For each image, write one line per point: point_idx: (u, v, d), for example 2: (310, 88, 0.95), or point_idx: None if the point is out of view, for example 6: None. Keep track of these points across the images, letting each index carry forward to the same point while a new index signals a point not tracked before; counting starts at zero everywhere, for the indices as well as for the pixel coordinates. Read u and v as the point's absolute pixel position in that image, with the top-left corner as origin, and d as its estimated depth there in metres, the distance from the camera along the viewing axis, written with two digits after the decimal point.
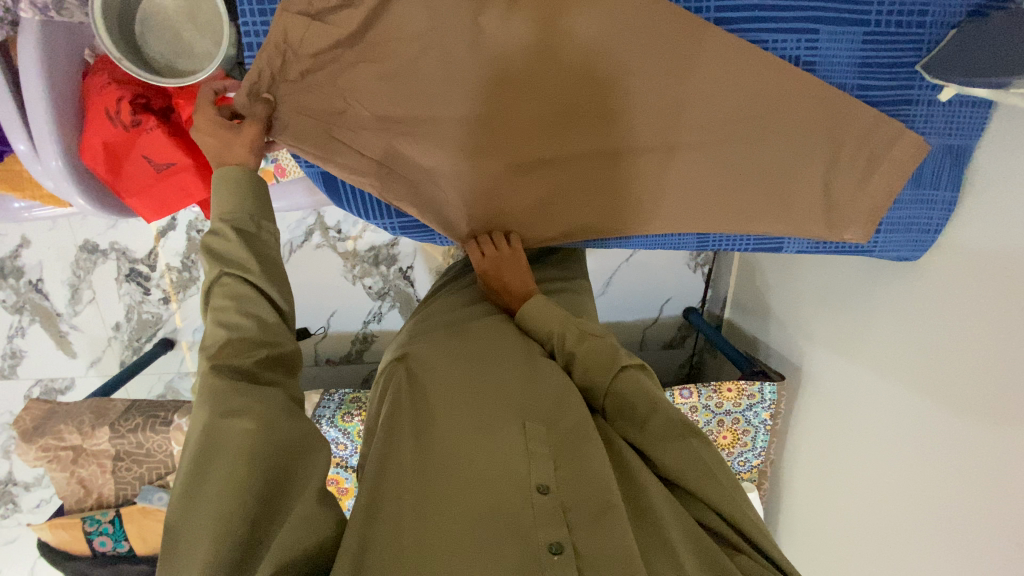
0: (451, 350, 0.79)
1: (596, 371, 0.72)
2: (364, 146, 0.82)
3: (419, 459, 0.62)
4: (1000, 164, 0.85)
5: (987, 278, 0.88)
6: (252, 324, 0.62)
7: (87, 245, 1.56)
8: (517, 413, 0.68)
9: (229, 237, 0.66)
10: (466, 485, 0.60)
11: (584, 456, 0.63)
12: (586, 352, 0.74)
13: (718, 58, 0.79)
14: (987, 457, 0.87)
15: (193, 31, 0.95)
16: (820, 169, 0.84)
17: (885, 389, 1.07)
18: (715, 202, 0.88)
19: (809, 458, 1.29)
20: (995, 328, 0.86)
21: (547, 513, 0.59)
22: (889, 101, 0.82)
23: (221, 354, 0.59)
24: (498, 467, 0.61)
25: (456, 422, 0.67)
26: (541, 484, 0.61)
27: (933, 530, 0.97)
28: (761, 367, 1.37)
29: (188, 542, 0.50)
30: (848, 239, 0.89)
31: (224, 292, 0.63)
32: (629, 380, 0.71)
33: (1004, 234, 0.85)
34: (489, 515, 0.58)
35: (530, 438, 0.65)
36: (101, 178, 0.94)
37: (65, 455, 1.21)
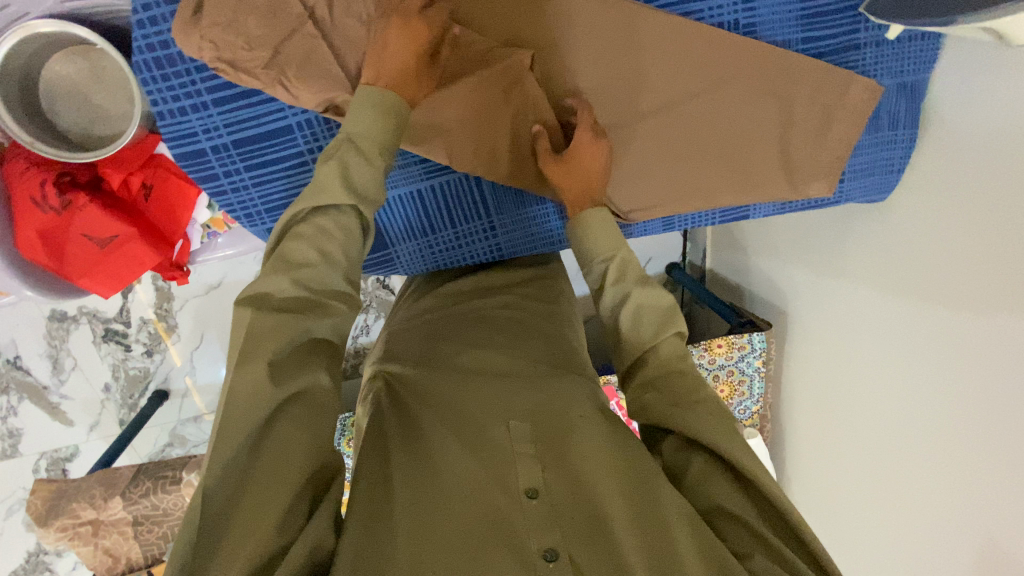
0: (428, 364, 0.77)
1: (653, 325, 0.68)
2: (344, 44, 0.65)
3: (410, 469, 0.60)
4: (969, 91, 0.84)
5: (968, 207, 0.87)
6: (342, 260, 0.57)
7: (55, 314, 1.52)
8: (501, 413, 0.65)
9: (374, 166, 0.61)
10: (456, 494, 0.57)
11: (572, 452, 0.61)
12: (643, 303, 0.69)
13: (656, 37, 0.76)
14: (980, 384, 0.89)
15: (103, 94, 0.89)
16: (777, 131, 0.82)
17: (879, 326, 1.07)
18: (677, 182, 0.84)
19: (810, 397, 1.31)
20: (976, 256, 0.86)
21: (540, 518, 0.55)
22: (836, 48, 0.79)
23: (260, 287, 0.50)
24: (484, 470, 0.59)
25: (442, 431, 0.64)
26: (530, 489, 0.57)
27: (936, 453, 0.99)
28: (748, 317, 1.39)
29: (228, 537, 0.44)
30: (813, 194, 0.86)
31: (337, 219, 0.58)
32: (675, 351, 0.66)
33: (982, 163, 0.84)
34: (481, 524, 0.54)
35: (515, 439, 0.61)
36: (46, 266, 0.90)
37: (85, 530, 1.22)
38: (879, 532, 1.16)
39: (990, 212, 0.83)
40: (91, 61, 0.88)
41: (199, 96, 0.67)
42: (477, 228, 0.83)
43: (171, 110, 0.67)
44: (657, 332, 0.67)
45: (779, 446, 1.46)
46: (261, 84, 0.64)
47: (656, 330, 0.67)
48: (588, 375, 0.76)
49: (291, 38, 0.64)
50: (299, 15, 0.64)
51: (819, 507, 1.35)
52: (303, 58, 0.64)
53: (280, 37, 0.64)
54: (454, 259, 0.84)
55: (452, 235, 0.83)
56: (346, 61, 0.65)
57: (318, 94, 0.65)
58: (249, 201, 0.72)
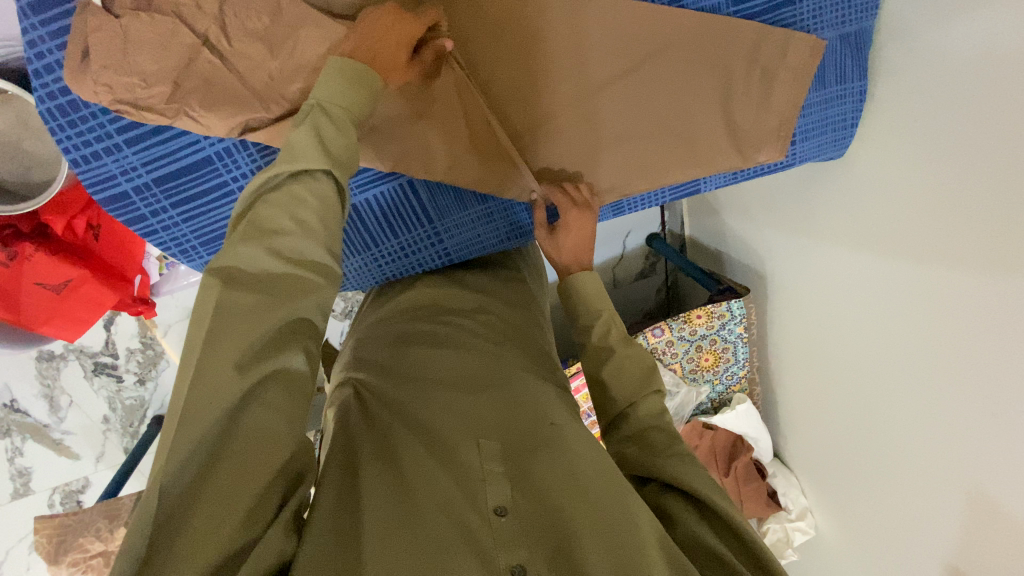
0: (397, 361, 0.69)
1: (635, 379, 0.66)
2: (248, 68, 0.62)
3: (378, 479, 0.52)
4: (915, 35, 0.80)
5: (932, 154, 0.83)
6: (321, 230, 0.48)
7: (43, 354, 1.52)
8: (470, 422, 0.57)
9: (344, 130, 0.53)
10: (420, 505, 0.49)
11: (543, 466, 0.54)
12: (625, 358, 0.68)
13: (579, 17, 0.72)
14: (955, 332, 0.88)
15: (34, 139, 0.88)
16: (718, 100, 0.78)
17: (853, 283, 1.05)
18: (622, 165, 0.81)
19: (795, 358, 1.30)
20: (946, 203, 0.83)
21: (508, 535, 0.47)
22: (770, 7, 0.76)
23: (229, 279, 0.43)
24: (452, 482, 0.51)
25: (409, 439, 0.56)
26: (499, 505, 0.50)
27: (922, 406, 0.98)
28: (727, 283, 1.37)
29: (182, 546, 0.36)
30: (764, 160, 0.83)
31: (311, 186, 0.49)
32: (655, 409, 0.64)
33: (939, 108, 0.80)
34: (443, 539, 0.46)
35: (485, 451, 0.54)
36: (5, 319, 0.90)
37: (96, 562, 1.24)
38: (879, 487, 1.15)
39: (956, 157, 0.80)
40: (14, 109, 0.85)
41: (111, 138, 0.65)
42: (422, 236, 0.82)
43: (85, 156, 0.65)
44: (638, 390, 0.66)
45: (771, 409, 1.46)
46: (168, 119, 0.62)
47: (641, 380, 0.66)
48: (558, 382, 0.70)
49: (189, 68, 0.61)
50: (193, 45, 0.61)
51: (815, 467, 1.35)
52: (205, 87, 0.62)
53: (177, 69, 0.61)
54: (405, 269, 0.85)
55: (396, 246, 0.82)
56: (251, 83, 0.62)
57: (225, 119, 0.63)
58: (181, 237, 0.72)
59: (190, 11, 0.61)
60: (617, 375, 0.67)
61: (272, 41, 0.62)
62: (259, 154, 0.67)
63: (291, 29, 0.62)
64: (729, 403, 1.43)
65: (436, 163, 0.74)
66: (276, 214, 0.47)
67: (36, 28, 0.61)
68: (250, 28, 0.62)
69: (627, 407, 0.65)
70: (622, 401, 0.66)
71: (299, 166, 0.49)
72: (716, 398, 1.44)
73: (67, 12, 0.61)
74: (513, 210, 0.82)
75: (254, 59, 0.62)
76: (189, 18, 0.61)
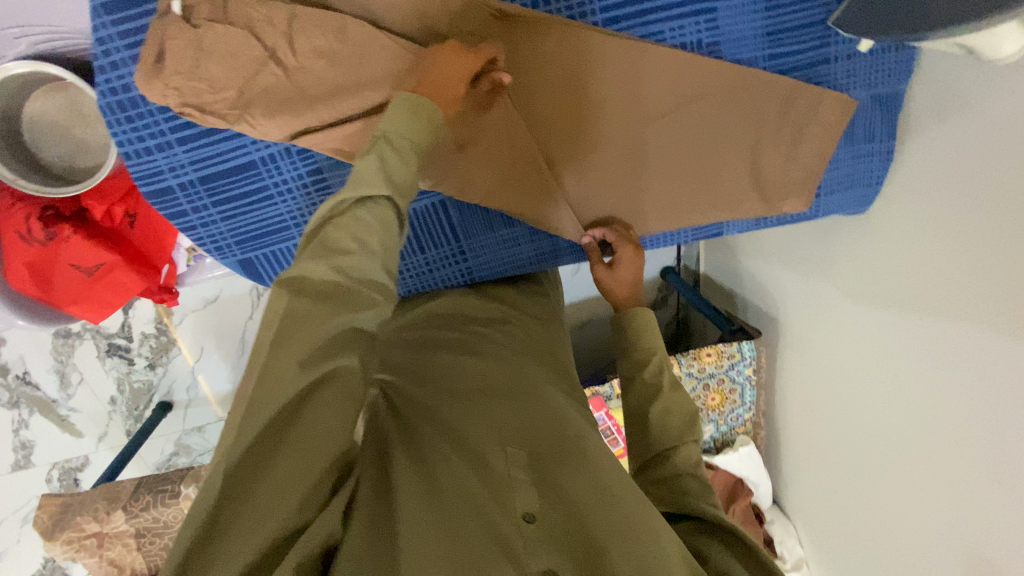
0: (423, 368, 0.70)
1: (678, 426, 0.68)
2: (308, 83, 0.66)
3: (408, 480, 0.53)
4: (940, 103, 0.81)
5: (947, 222, 0.84)
6: (382, 253, 0.50)
7: (61, 331, 1.55)
8: (498, 431, 0.58)
9: (406, 159, 0.55)
10: (450, 507, 0.51)
11: (569, 478, 0.55)
12: (669, 405, 0.70)
13: (623, 57, 0.74)
14: (955, 395, 0.89)
15: (84, 126, 0.92)
16: (748, 149, 0.80)
17: (869, 337, 1.04)
18: (650, 202, 0.82)
19: (801, 406, 1.29)
20: (965, 267, 0.82)
21: (537, 541, 0.49)
22: (805, 65, 0.78)
23: (297, 282, 0.45)
24: (481, 486, 0.52)
25: (437, 441, 0.58)
26: (526, 511, 0.51)
27: (924, 467, 0.98)
28: (739, 325, 1.39)
29: (244, 525, 0.40)
30: (788, 211, 0.85)
31: (373, 211, 0.51)
32: (692, 459, 0.66)
33: (962, 173, 0.80)
34: (476, 541, 0.48)
35: (512, 458, 0.55)
36: (35, 296, 0.93)
37: (90, 542, 1.27)
38: (878, 548, 1.13)
39: (966, 229, 0.82)
40: (68, 95, 0.90)
41: (164, 136, 0.68)
42: (447, 253, 0.84)
43: (138, 150, 0.68)
44: (679, 435, 0.68)
45: (774, 456, 1.44)
46: (227, 123, 0.65)
47: (682, 428, 0.68)
48: (576, 399, 0.70)
49: (255, 78, 0.65)
50: (259, 56, 0.64)
51: (813, 517, 1.34)
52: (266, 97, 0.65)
53: (243, 78, 0.65)
54: (429, 285, 0.86)
55: (421, 261, 0.84)
56: (311, 96, 0.66)
57: (281, 126, 0.66)
58: (218, 234, 0.74)
59: (260, 25, 0.64)
60: (660, 421, 0.69)
61: (332, 58, 0.65)
62: (301, 160, 0.71)
63: (352, 49, 0.65)
64: (732, 444, 1.42)
65: (473, 186, 0.78)
66: (341, 235, 0.48)
67: (107, 27, 0.64)
68: (311, 45, 0.65)
69: (661, 450, 0.67)
70: (660, 444, 0.67)
71: (363, 193, 0.50)
72: (719, 438, 1.43)
73: (138, 16, 0.64)
74: (540, 234, 0.84)
75: (314, 75, 0.66)
76: (259, 31, 0.64)
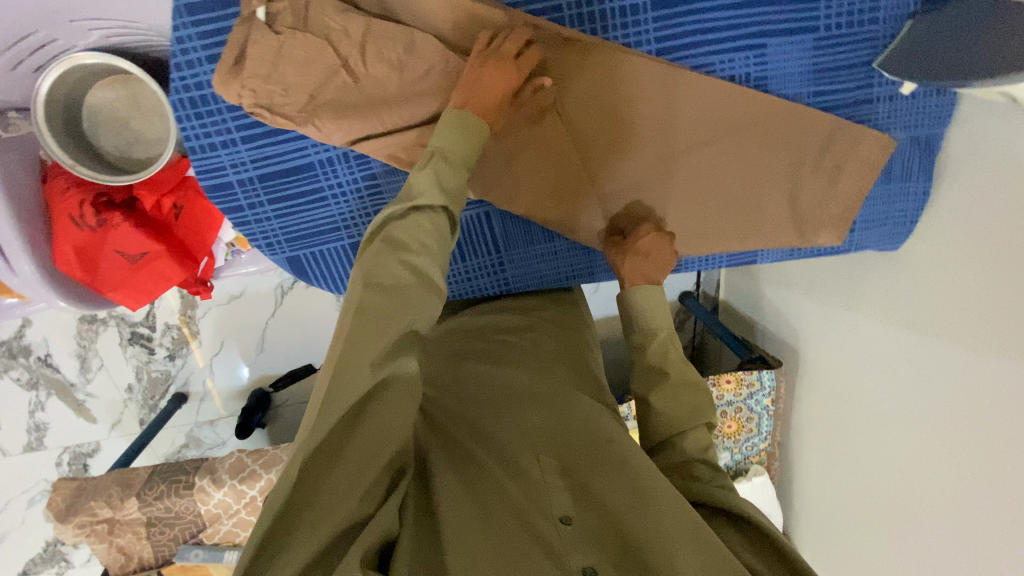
0: (454, 378, 0.72)
1: (688, 407, 0.67)
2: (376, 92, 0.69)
3: (448, 484, 0.55)
4: (971, 149, 0.82)
5: (953, 267, 0.85)
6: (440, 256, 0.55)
7: (86, 315, 1.59)
8: (530, 439, 0.59)
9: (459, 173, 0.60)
10: (491, 511, 0.52)
11: (602, 481, 0.55)
12: (680, 385, 0.69)
13: (674, 84, 0.77)
14: (992, 450, 0.82)
15: (141, 118, 0.95)
16: (788, 181, 0.82)
17: (878, 380, 1.03)
18: (688, 226, 0.84)
19: (817, 441, 1.27)
20: (977, 313, 0.82)
21: (577, 542, 0.49)
22: (849, 103, 0.80)
23: (371, 279, 0.50)
24: (518, 490, 0.53)
25: (473, 448, 0.59)
26: (563, 514, 0.51)
27: (930, 513, 0.96)
28: (759, 353, 1.37)
29: (310, 521, 0.43)
30: (822, 243, 0.86)
31: (432, 218, 0.56)
32: (702, 442, 0.66)
33: (982, 212, 0.80)
34: (518, 542, 0.49)
35: (546, 465, 0.56)
36: (81, 280, 0.94)
37: (101, 527, 1.27)
38: None
39: (974, 272, 0.82)
40: (129, 88, 0.93)
41: (230, 134, 0.71)
42: (487, 264, 0.86)
43: (203, 146, 0.71)
44: (689, 418, 0.67)
45: (786, 488, 1.43)
46: (296, 125, 0.69)
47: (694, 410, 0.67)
48: (607, 403, 0.70)
49: (327, 84, 0.68)
50: (332, 64, 0.67)
51: (823, 554, 1.32)
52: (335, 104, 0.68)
53: (316, 83, 0.68)
54: (467, 293, 0.88)
55: (462, 270, 0.86)
56: (377, 105, 0.69)
57: (345, 132, 0.69)
58: (271, 232, 0.76)
59: (337, 35, 0.67)
60: (670, 402, 0.67)
61: (400, 70, 0.68)
62: (358, 164, 0.73)
63: (421, 63, 0.68)
64: (745, 474, 1.41)
65: (520, 200, 0.80)
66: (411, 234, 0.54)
67: (187, 26, 0.67)
68: (381, 55, 0.68)
69: (670, 434, 0.67)
70: (669, 429, 0.67)
71: (424, 203, 0.56)
72: (733, 467, 1.42)
73: (217, 19, 0.67)
74: (580, 249, 0.86)
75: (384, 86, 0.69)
76: (335, 41, 0.67)
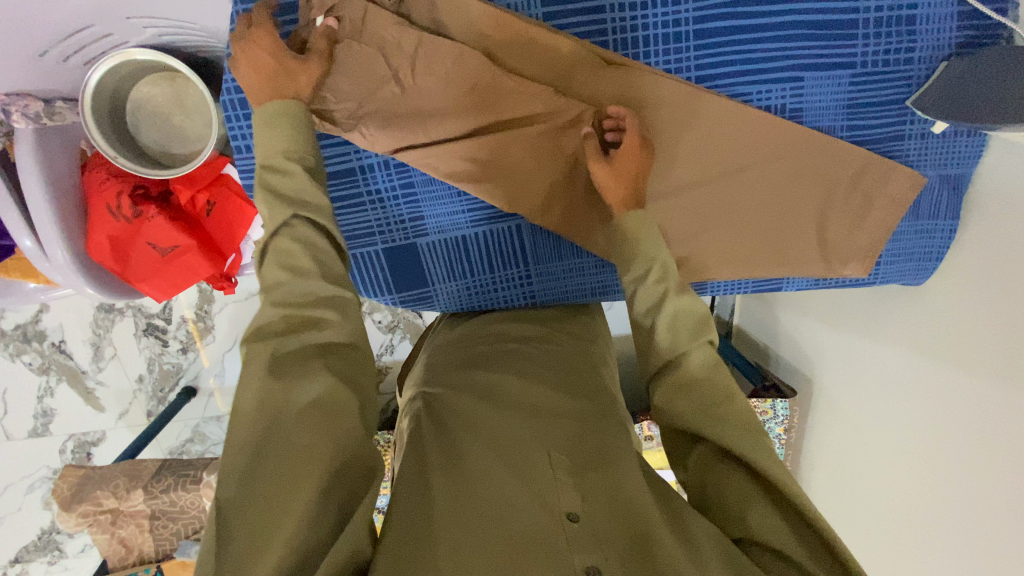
0: (465, 378, 0.72)
1: (688, 332, 0.63)
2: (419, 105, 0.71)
3: (456, 481, 0.55)
4: (997, 190, 0.82)
5: (967, 305, 0.85)
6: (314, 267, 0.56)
7: (103, 304, 1.60)
8: (540, 439, 0.59)
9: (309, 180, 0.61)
10: (499, 506, 0.52)
11: (609, 482, 0.55)
12: (677, 312, 0.64)
13: (711, 111, 0.78)
14: (994, 496, 0.81)
15: (183, 115, 0.97)
16: (817, 211, 0.84)
17: (887, 416, 1.00)
18: (715, 249, 0.85)
19: (822, 481, 1.23)
20: (987, 354, 0.81)
21: (584, 540, 0.49)
22: (880, 138, 0.82)
23: (256, 331, 0.52)
24: (525, 487, 0.54)
25: (482, 445, 0.59)
26: (570, 511, 0.52)
27: (933, 558, 0.94)
28: (773, 381, 1.32)
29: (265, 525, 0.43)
30: (848, 274, 0.87)
31: (294, 234, 0.57)
32: (707, 361, 0.62)
33: (1002, 254, 0.80)
34: (525, 536, 0.49)
35: (555, 464, 0.56)
36: (111, 269, 0.96)
37: (104, 518, 1.27)
38: None
39: (984, 313, 0.82)
40: (174, 85, 0.96)
41: None
42: (514, 275, 0.87)
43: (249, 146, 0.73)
44: (689, 339, 0.63)
45: None
46: (342, 130, 0.74)
47: (693, 334, 0.63)
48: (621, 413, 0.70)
49: None
50: None
51: None
52: None
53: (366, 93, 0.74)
54: (493, 303, 0.89)
55: (489, 280, 0.87)
56: None
57: (389, 141, 0.75)
58: None
59: (390, 48, 0.73)
60: (670, 332, 0.63)
61: None
62: (396, 170, 0.79)
63: None
64: None
65: (552, 214, 0.81)
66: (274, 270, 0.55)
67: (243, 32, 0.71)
68: None
69: (671, 357, 0.62)
70: (669, 353, 0.62)
71: (275, 226, 0.57)
72: None
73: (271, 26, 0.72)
74: (605, 267, 0.87)
75: None
76: None
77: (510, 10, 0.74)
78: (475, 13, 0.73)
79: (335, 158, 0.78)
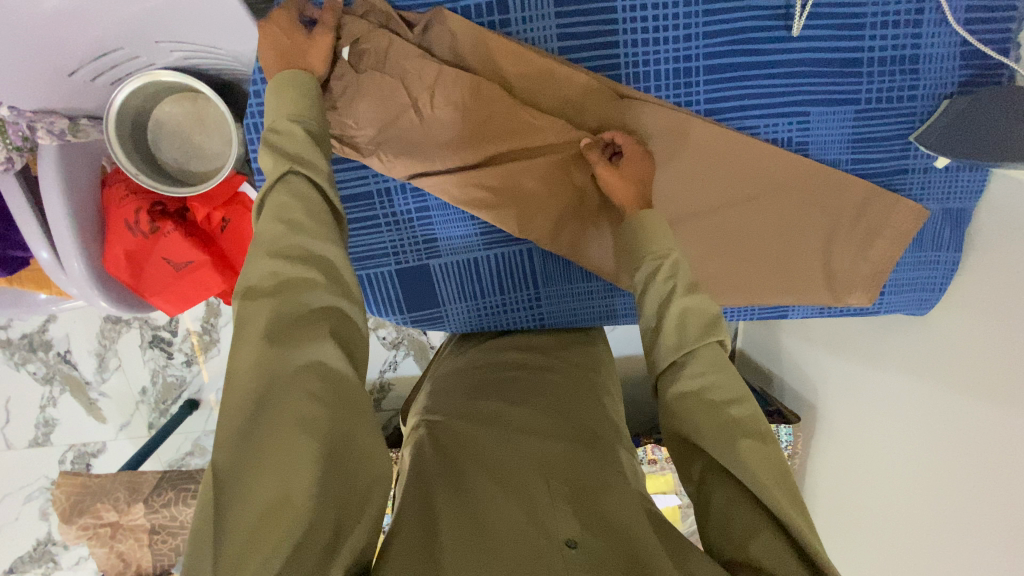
0: (467, 408, 0.73)
1: (698, 329, 0.61)
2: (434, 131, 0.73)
3: (456, 509, 0.55)
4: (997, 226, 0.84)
5: (966, 337, 0.86)
6: (310, 224, 0.53)
7: (111, 316, 1.61)
8: (540, 468, 0.60)
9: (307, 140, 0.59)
10: (498, 533, 0.52)
11: (606, 511, 0.56)
12: (688, 307, 0.62)
13: (720, 142, 0.80)
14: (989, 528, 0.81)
15: (203, 134, 1.00)
16: (822, 241, 0.85)
17: (885, 442, 1.01)
18: (722, 276, 0.87)
19: (820, 508, 1.23)
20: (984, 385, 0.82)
21: (582, 566, 0.49)
22: (884, 172, 0.84)
23: (245, 289, 0.49)
24: (524, 514, 0.54)
25: (483, 475, 0.59)
26: (569, 538, 0.52)
27: None
28: (775, 407, 1.32)
29: (248, 525, 0.41)
30: (853, 303, 0.88)
31: (290, 189, 0.54)
32: (716, 358, 0.60)
33: (1000, 289, 0.81)
34: (522, 562, 0.49)
35: (554, 492, 0.56)
36: (125, 283, 0.96)
37: (103, 531, 1.26)
38: None
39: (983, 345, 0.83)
40: (196, 106, 0.98)
41: None
42: (523, 298, 0.88)
43: None
44: (700, 335, 0.61)
45: None
46: (362, 156, 0.77)
47: (703, 331, 0.61)
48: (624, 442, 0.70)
49: None
50: None
51: None
52: None
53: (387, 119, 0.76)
54: (501, 325, 0.90)
55: (499, 302, 0.88)
56: None
57: (406, 165, 0.77)
58: None
59: (411, 77, 0.76)
60: (677, 332, 0.61)
61: None
62: (413, 195, 0.81)
63: None
64: None
65: (563, 237, 0.83)
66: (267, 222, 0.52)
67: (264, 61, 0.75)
68: None
69: (676, 356, 0.61)
70: (673, 352, 0.61)
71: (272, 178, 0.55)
72: None
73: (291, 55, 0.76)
74: (614, 292, 0.89)
75: None
76: None
77: (526, 44, 0.77)
78: (493, 44, 0.76)
79: (353, 181, 0.80)
